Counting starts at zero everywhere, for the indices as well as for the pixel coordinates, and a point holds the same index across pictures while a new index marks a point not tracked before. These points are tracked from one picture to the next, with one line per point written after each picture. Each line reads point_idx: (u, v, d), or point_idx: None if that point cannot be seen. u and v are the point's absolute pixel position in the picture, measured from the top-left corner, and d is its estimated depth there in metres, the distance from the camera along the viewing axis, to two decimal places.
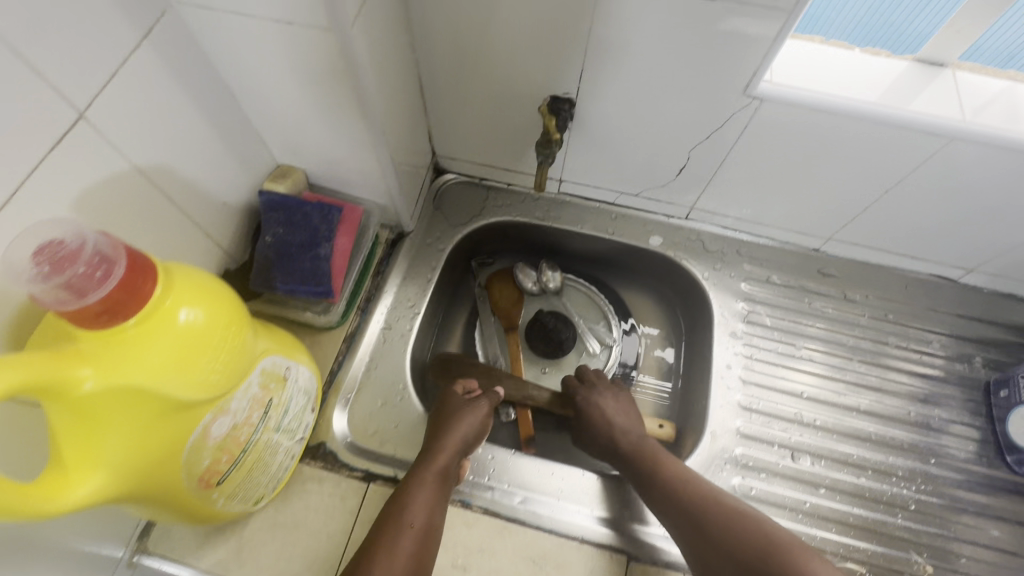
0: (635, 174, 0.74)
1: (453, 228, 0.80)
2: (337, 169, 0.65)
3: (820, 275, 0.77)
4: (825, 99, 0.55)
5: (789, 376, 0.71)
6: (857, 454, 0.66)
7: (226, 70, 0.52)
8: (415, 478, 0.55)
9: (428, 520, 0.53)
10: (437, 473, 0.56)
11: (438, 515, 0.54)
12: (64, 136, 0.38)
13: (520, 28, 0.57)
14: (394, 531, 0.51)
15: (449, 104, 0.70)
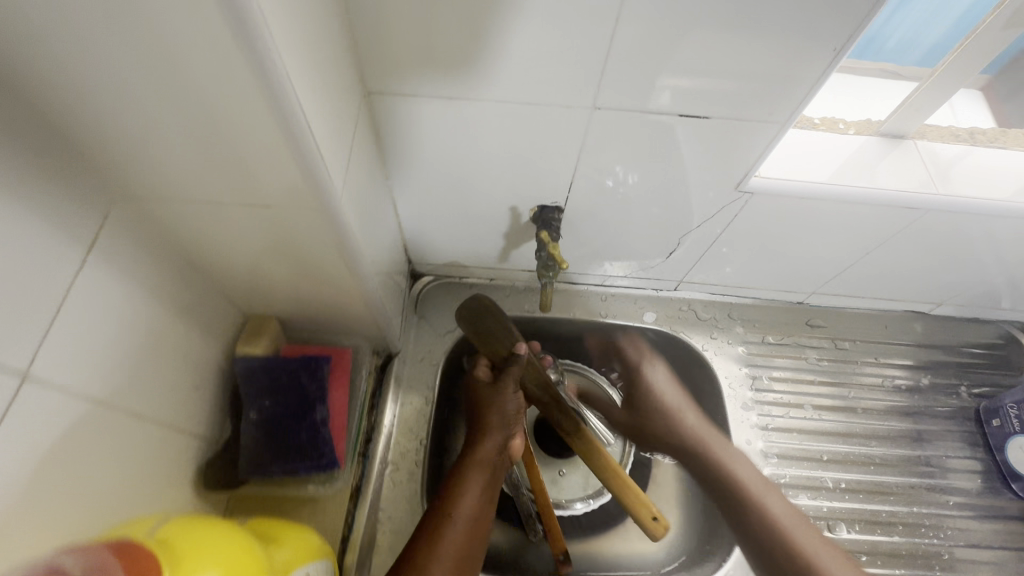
0: (624, 258, 0.72)
1: (442, 337, 0.75)
2: (317, 311, 0.59)
3: (810, 326, 0.79)
4: (814, 187, 0.57)
5: (805, 439, 0.71)
6: (885, 511, 0.67)
7: (185, 246, 0.46)
8: (462, 466, 0.60)
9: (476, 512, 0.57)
10: (484, 458, 0.60)
11: (484, 510, 0.58)
12: (10, 407, 0.31)
13: (501, 146, 0.54)
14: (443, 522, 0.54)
15: (426, 218, 0.66)
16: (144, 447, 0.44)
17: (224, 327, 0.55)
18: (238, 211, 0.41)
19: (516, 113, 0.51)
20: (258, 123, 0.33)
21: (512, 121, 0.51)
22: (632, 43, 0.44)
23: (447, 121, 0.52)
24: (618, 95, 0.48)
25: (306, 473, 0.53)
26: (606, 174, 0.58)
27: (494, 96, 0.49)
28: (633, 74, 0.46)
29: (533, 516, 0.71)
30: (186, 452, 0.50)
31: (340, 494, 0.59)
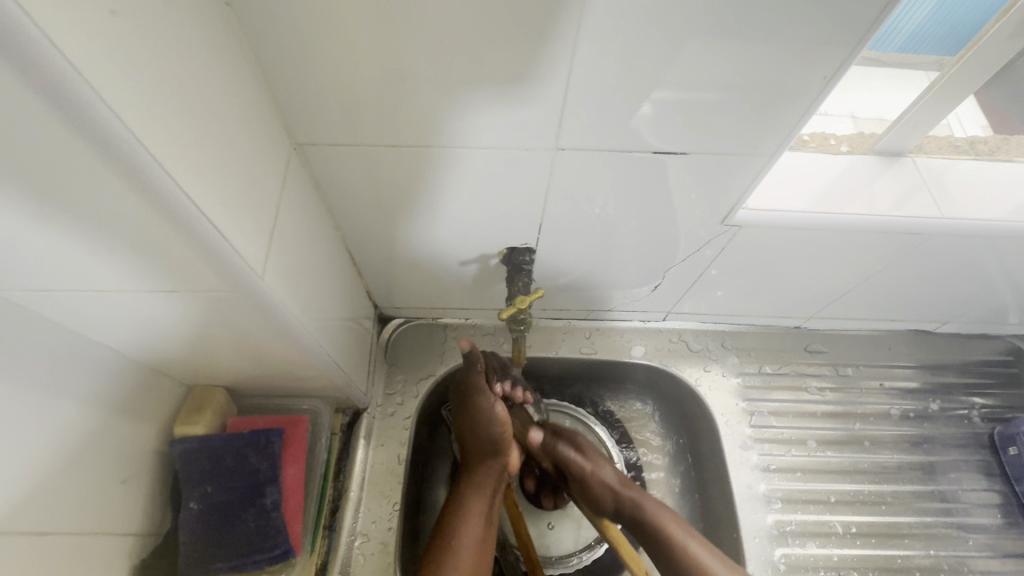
0: (607, 293, 0.67)
1: (416, 384, 0.69)
2: (267, 377, 0.53)
3: (808, 353, 0.74)
4: (805, 218, 0.52)
5: (811, 480, 0.67)
6: (900, 556, 0.63)
7: (96, 334, 0.40)
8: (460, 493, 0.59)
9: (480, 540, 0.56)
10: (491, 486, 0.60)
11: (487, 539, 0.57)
12: None
13: (458, 187, 0.49)
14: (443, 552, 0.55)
15: (387, 264, 0.60)
16: (62, 559, 0.39)
17: (161, 406, 0.49)
18: (151, 294, 0.36)
19: (470, 156, 0.45)
20: (135, 209, 0.27)
21: (468, 163, 0.46)
22: (594, 75, 0.39)
23: (395, 171, 0.47)
24: (580, 129, 0.43)
25: (257, 567, 0.47)
26: (579, 212, 0.53)
27: (440, 139, 0.44)
28: (596, 114, 0.42)
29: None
30: (119, 555, 0.44)
31: None
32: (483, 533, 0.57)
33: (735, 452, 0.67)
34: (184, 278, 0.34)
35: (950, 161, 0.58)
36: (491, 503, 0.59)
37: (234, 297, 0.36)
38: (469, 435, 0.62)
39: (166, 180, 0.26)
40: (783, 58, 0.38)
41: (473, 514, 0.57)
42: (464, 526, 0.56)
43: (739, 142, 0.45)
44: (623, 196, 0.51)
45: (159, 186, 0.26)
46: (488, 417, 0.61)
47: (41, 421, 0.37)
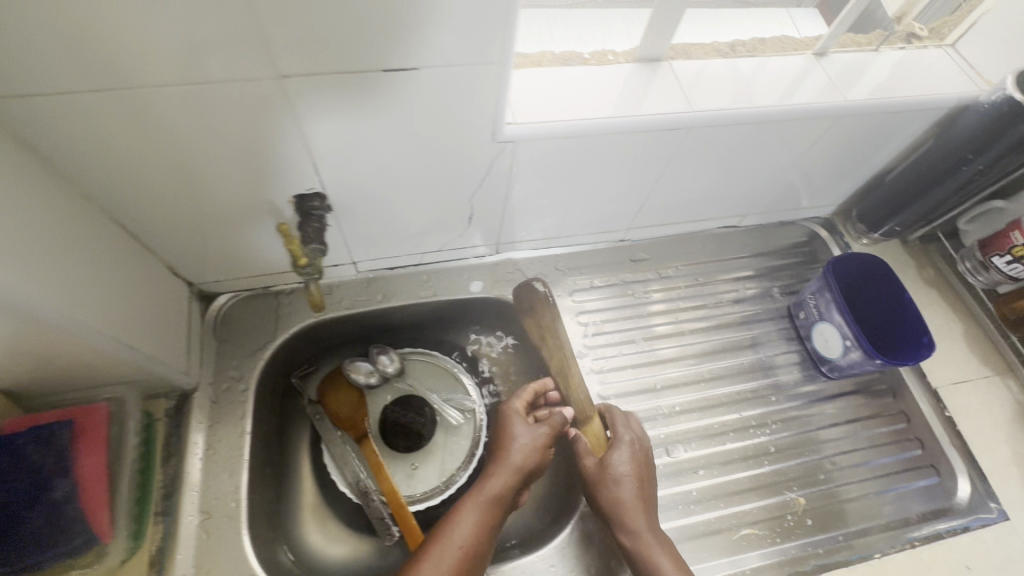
0: (425, 233, 0.68)
1: (250, 357, 0.68)
2: (42, 370, 0.49)
3: (633, 262, 0.80)
4: (569, 125, 0.54)
5: (641, 373, 0.73)
6: (718, 421, 0.71)
7: None
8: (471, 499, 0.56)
9: (472, 543, 0.53)
10: (494, 498, 0.57)
11: (482, 541, 0.54)
12: None
13: (205, 133, 0.46)
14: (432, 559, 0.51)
15: (175, 234, 0.57)
16: None
17: None
18: None
19: (198, 94, 0.42)
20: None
21: (201, 104, 0.43)
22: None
23: (119, 122, 0.43)
24: (304, 53, 0.41)
25: (54, 556, 0.48)
26: (349, 152, 0.52)
27: (153, 79, 0.40)
28: (300, 37, 0.40)
29: (389, 518, 0.66)
30: None
31: (136, 562, 0.54)
32: (474, 542, 0.54)
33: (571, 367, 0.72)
34: None
35: (709, 60, 0.64)
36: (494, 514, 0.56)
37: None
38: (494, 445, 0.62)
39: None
40: None
41: (465, 526, 0.54)
42: (452, 529, 0.54)
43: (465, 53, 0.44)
44: (389, 130, 0.50)
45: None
46: (516, 437, 0.61)
47: None
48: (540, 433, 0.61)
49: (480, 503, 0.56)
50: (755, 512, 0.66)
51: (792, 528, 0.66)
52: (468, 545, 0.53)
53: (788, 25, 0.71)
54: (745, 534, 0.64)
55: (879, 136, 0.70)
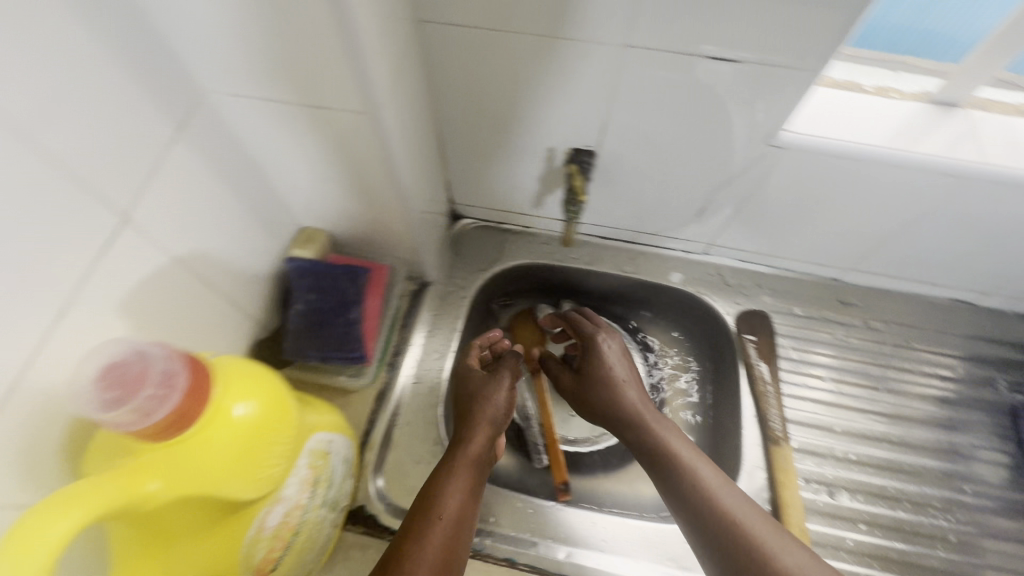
0: (653, 212, 0.74)
1: (473, 274, 0.81)
2: (362, 227, 0.64)
3: (840, 303, 0.78)
4: (840, 146, 0.57)
5: (819, 410, 0.71)
6: (894, 486, 0.67)
7: (254, 151, 0.52)
8: (450, 462, 0.53)
9: (463, 507, 0.50)
10: (471, 458, 0.54)
11: (472, 503, 0.52)
12: (111, 246, 0.39)
13: (538, 79, 0.57)
14: (427, 516, 0.48)
15: (467, 156, 0.70)
16: (208, 308, 0.51)
17: (280, 232, 0.62)
18: (302, 110, 0.46)
19: (558, 50, 0.53)
20: (329, 40, 0.38)
21: (551, 56, 0.54)
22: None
23: (487, 56, 0.55)
24: (654, 28, 0.49)
25: (337, 360, 0.61)
26: (635, 121, 0.60)
27: (535, 31, 0.51)
28: (660, 15, 0.48)
29: (541, 446, 0.75)
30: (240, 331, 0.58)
31: (365, 393, 0.68)
32: (465, 506, 0.50)
33: (749, 374, 0.72)
34: (331, 93, 0.43)
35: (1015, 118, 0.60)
36: (476, 481, 0.53)
37: (342, 121, 0.47)
38: (467, 401, 0.59)
39: (355, 34, 0.37)
40: None
41: (456, 488, 0.51)
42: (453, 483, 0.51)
43: (789, 56, 0.49)
44: (678, 110, 0.57)
45: (351, 34, 0.37)
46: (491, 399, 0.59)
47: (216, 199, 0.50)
48: (494, 411, 0.58)
49: (466, 463, 0.53)
50: None
51: None
52: (460, 506, 0.50)
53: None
54: None
55: None
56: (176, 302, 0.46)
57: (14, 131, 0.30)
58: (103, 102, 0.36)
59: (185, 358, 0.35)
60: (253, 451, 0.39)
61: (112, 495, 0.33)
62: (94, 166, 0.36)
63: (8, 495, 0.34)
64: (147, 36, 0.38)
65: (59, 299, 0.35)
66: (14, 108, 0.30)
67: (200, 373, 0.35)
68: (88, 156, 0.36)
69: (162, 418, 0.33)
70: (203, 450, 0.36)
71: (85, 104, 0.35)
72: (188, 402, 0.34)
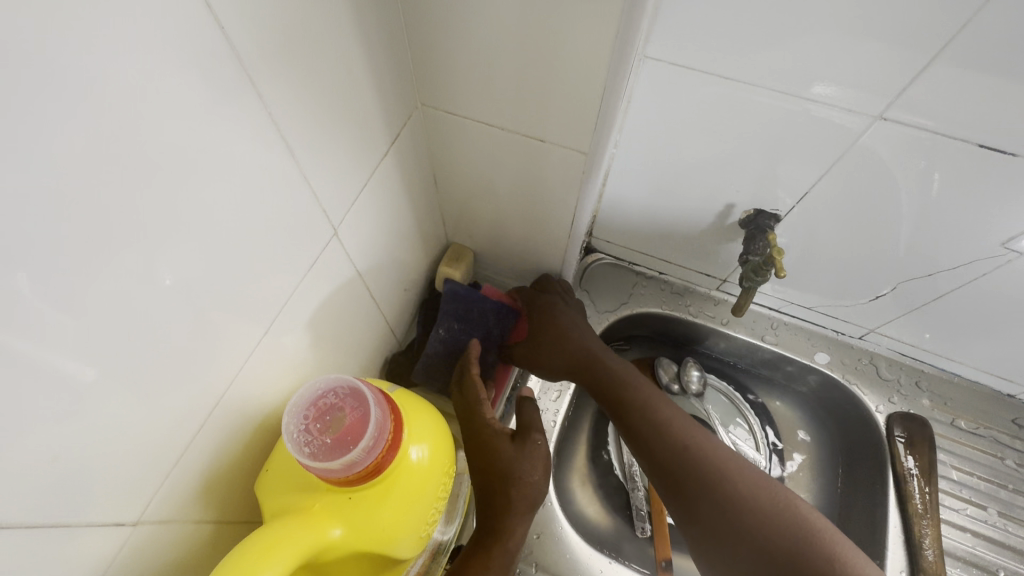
0: (815, 285, 0.68)
1: (599, 314, 0.76)
2: (512, 253, 0.62)
3: (1015, 426, 0.68)
4: None
5: (979, 545, 0.63)
6: None
7: (439, 164, 0.51)
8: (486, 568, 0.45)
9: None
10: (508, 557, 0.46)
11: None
12: (320, 254, 0.38)
13: (744, 135, 0.52)
14: None
15: (629, 195, 0.66)
16: (369, 318, 0.50)
17: (433, 246, 0.61)
18: (514, 137, 0.44)
19: (786, 109, 0.48)
20: (588, 77, 0.35)
21: (769, 114, 0.49)
22: (964, 59, 0.39)
23: (695, 105, 0.51)
24: (913, 103, 0.43)
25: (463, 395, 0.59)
26: (842, 194, 0.54)
27: (769, 84, 0.46)
28: (929, 93, 0.42)
29: (645, 514, 0.69)
30: (383, 340, 0.57)
31: None
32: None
33: (899, 487, 0.64)
34: (554, 126, 0.41)
35: None
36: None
37: (549, 153, 0.44)
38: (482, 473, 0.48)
39: (623, 75, 0.34)
40: None
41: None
42: None
43: None
44: (901, 191, 0.51)
45: (615, 75, 0.34)
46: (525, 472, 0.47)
47: (399, 211, 0.49)
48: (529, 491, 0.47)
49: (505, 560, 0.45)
50: None
51: None
52: None
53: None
54: None
55: None
56: (349, 312, 0.45)
57: (266, 139, 0.30)
58: (349, 116, 0.36)
59: (384, 400, 0.33)
60: (422, 501, 0.35)
61: (299, 538, 0.30)
62: (314, 178, 0.35)
63: (197, 484, 0.34)
64: (384, 48, 0.37)
65: (270, 302, 0.35)
66: (283, 116, 0.30)
67: (394, 417, 0.33)
68: (321, 166, 0.35)
69: (364, 468, 0.31)
70: (383, 498, 0.33)
71: (337, 118, 0.35)
72: (384, 449, 0.32)
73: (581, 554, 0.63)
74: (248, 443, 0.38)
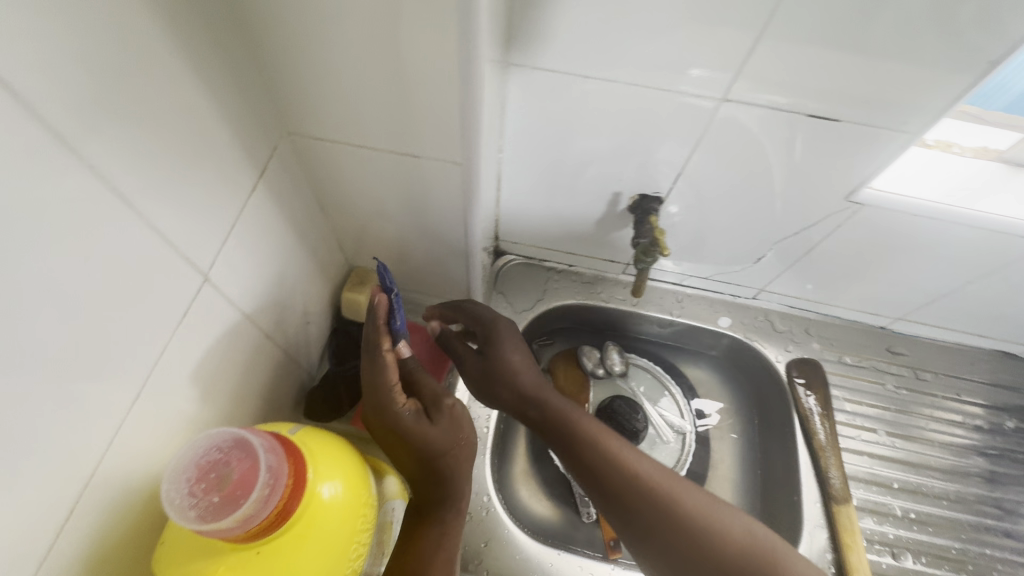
0: (706, 255, 0.73)
1: (518, 314, 0.77)
2: (418, 267, 0.61)
3: (889, 353, 0.77)
4: (930, 206, 0.55)
5: (876, 464, 0.70)
6: (951, 546, 0.66)
7: (321, 190, 0.50)
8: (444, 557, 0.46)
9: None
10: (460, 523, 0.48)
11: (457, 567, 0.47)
12: (192, 302, 0.36)
13: (615, 127, 0.55)
14: None
15: (526, 195, 0.67)
16: (267, 360, 0.48)
17: (334, 273, 0.59)
18: (390, 156, 0.44)
19: (647, 97, 0.51)
20: (445, 93, 0.36)
21: (633, 104, 0.52)
22: (784, 39, 0.43)
23: (568, 103, 0.53)
24: (752, 82, 0.47)
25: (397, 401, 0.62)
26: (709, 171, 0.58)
27: (627, 79, 0.49)
28: (762, 73, 0.46)
29: (588, 499, 0.71)
30: (293, 379, 0.55)
31: None
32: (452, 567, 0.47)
33: (805, 427, 0.71)
34: (428, 142, 0.41)
35: None
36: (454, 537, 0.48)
37: (429, 168, 0.44)
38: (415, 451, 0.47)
39: (478, 88, 0.35)
40: (947, 49, 0.42)
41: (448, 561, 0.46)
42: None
43: (891, 111, 0.47)
44: (758, 160, 0.56)
45: (471, 86, 0.35)
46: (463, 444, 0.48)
47: (283, 244, 0.47)
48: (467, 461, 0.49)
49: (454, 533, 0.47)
50: None
51: None
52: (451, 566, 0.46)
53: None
54: None
55: None
56: (240, 357, 0.43)
57: (98, 193, 0.27)
58: (199, 157, 0.34)
59: (276, 445, 0.32)
60: (346, 538, 0.35)
61: None
62: (164, 222, 0.32)
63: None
64: (231, 81, 0.35)
65: (139, 364, 0.33)
66: (114, 166, 0.28)
67: (294, 461, 0.33)
68: (173, 211, 0.33)
69: (264, 519, 0.30)
70: (299, 544, 0.32)
71: (184, 160, 0.33)
72: (282, 492, 0.31)
73: (530, 552, 0.64)
74: (136, 519, 0.35)
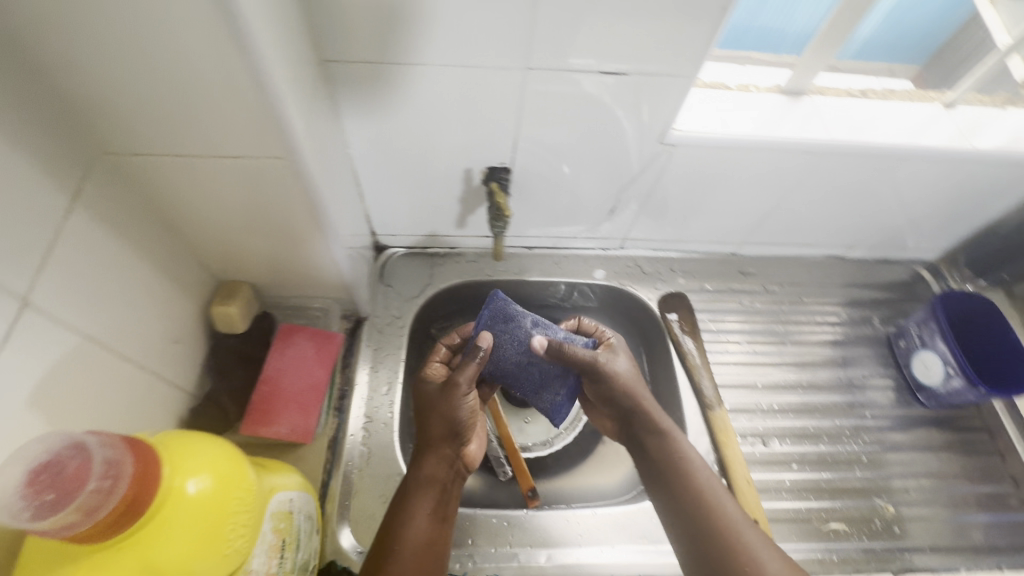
0: (568, 216, 0.79)
1: (409, 302, 0.80)
2: (288, 272, 0.62)
3: (742, 274, 0.88)
4: (726, 138, 0.64)
5: (742, 370, 0.80)
6: (812, 425, 0.76)
7: (159, 209, 0.50)
8: (414, 495, 0.56)
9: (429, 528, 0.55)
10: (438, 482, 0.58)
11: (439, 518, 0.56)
12: (12, 330, 0.36)
13: (445, 108, 0.59)
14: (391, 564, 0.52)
15: (387, 187, 0.70)
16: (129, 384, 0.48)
17: (200, 291, 0.59)
18: (215, 161, 0.45)
19: (463, 76, 0.55)
20: (241, 88, 0.38)
21: (453, 84, 0.56)
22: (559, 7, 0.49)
23: (395, 91, 0.56)
24: (547, 50, 0.53)
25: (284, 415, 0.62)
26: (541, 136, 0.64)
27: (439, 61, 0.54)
28: (553, 41, 0.52)
29: (503, 459, 0.75)
30: (171, 401, 0.54)
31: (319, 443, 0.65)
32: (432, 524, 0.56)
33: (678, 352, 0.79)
34: (246, 140, 0.43)
35: (851, 98, 0.71)
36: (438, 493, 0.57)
37: (256, 167, 0.46)
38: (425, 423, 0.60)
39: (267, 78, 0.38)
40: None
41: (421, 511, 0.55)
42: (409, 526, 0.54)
43: (667, 59, 0.54)
44: (578, 120, 0.62)
45: (260, 78, 0.38)
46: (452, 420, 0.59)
47: (124, 265, 0.47)
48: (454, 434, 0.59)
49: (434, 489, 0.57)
50: (842, 512, 0.70)
51: (877, 531, 0.69)
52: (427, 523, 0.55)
53: (904, 69, 0.78)
54: (833, 528, 0.68)
55: (999, 186, 0.74)
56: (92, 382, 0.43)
57: None
58: None
59: (117, 441, 0.34)
60: (210, 525, 0.36)
61: None
62: None
63: None
64: (12, 105, 0.36)
65: None
66: None
67: (144, 458, 0.35)
68: None
69: (110, 511, 0.32)
70: (158, 533, 0.35)
71: None
72: (129, 484, 0.33)
73: None
74: None
